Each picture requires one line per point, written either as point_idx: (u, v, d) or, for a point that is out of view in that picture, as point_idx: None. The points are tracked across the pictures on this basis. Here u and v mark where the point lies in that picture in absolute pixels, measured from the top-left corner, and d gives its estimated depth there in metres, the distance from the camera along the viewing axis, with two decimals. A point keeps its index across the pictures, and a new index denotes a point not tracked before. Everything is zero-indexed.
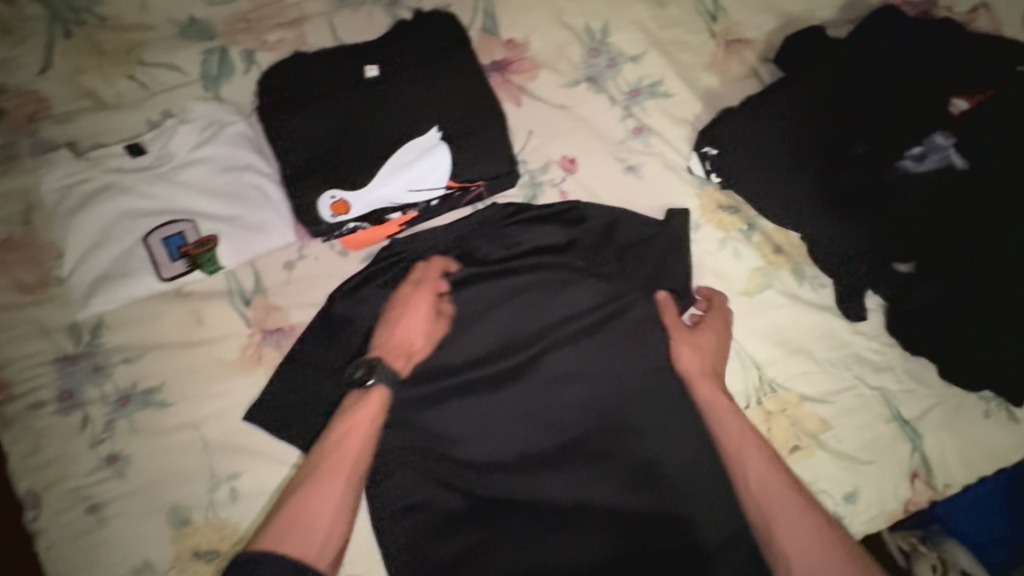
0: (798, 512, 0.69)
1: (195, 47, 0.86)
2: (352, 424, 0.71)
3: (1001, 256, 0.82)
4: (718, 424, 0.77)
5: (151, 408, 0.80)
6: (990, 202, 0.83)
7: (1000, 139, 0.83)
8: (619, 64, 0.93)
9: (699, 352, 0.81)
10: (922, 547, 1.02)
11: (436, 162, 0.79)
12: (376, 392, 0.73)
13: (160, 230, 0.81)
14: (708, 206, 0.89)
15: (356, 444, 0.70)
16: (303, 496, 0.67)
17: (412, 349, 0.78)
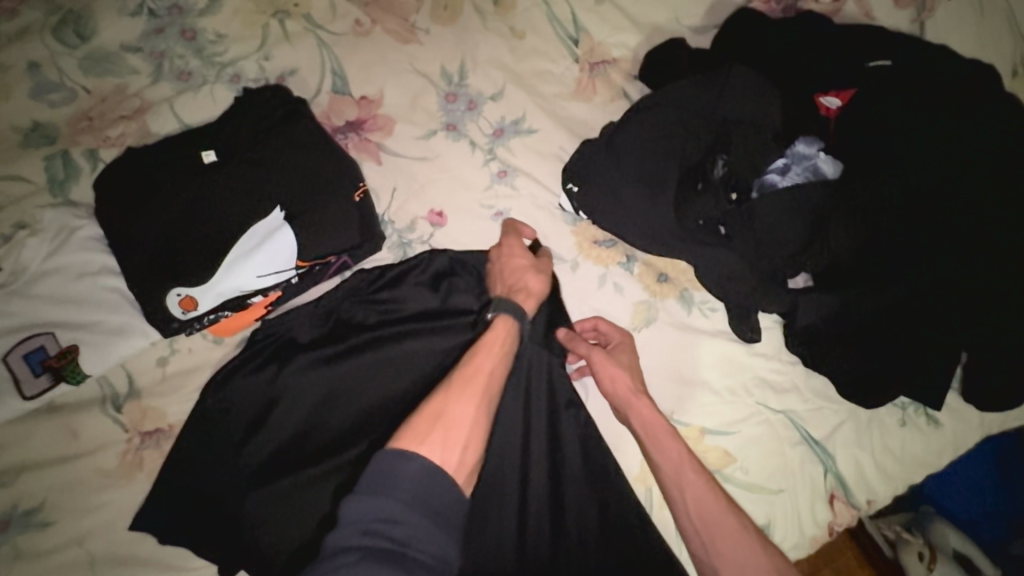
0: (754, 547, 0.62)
1: (39, 154, 0.85)
2: (486, 353, 0.66)
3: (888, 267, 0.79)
4: (656, 451, 0.71)
5: (32, 530, 0.78)
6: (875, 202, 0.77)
7: (867, 139, 0.80)
8: (479, 105, 0.90)
9: (622, 376, 0.76)
10: (907, 535, 1.00)
11: (282, 244, 0.77)
12: (502, 323, 0.70)
13: (19, 347, 0.79)
14: (584, 243, 0.86)
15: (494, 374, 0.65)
16: (446, 422, 0.57)
17: (532, 290, 0.77)
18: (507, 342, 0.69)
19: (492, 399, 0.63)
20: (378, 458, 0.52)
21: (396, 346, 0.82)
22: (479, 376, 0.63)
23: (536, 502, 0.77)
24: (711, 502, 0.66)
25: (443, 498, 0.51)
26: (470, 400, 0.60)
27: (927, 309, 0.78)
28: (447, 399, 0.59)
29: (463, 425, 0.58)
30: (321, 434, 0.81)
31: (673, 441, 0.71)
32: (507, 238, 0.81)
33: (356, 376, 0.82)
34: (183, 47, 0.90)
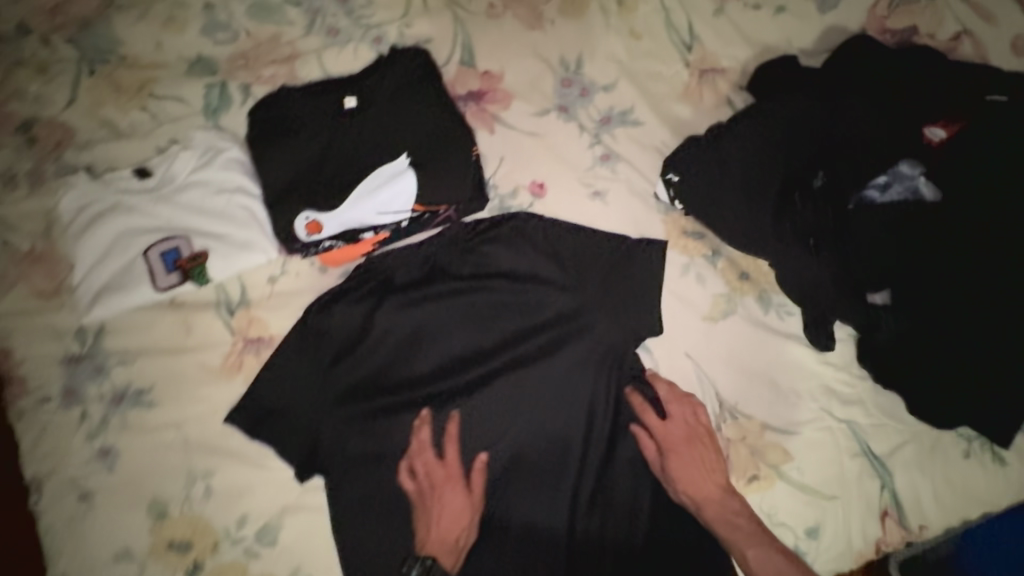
0: None
1: (199, 82, 0.96)
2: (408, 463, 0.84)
3: (981, 296, 0.80)
4: (742, 543, 0.77)
5: (142, 407, 0.87)
6: (962, 233, 0.81)
7: (968, 174, 0.83)
8: (591, 94, 0.97)
9: (711, 474, 0.81)
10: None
11: (402, 187, 0.85)
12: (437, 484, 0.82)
13: (159, 245, 0.90)
14: (673, 232, 0.91)
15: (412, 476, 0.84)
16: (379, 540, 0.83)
17: (457, 539, 0.81)
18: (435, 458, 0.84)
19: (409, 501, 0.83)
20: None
21: (484, 298, 0.90)
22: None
23: (591, 462, 0.84)
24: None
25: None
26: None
27: (1012, 342, 0.79)
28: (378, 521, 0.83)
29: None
30: (405, 369, 0.89)
31: (753, 534, 0.77)
32: (458, 476, 0.84)
33: (444, 320, 0.90)
34: (335, 7, 1.00)
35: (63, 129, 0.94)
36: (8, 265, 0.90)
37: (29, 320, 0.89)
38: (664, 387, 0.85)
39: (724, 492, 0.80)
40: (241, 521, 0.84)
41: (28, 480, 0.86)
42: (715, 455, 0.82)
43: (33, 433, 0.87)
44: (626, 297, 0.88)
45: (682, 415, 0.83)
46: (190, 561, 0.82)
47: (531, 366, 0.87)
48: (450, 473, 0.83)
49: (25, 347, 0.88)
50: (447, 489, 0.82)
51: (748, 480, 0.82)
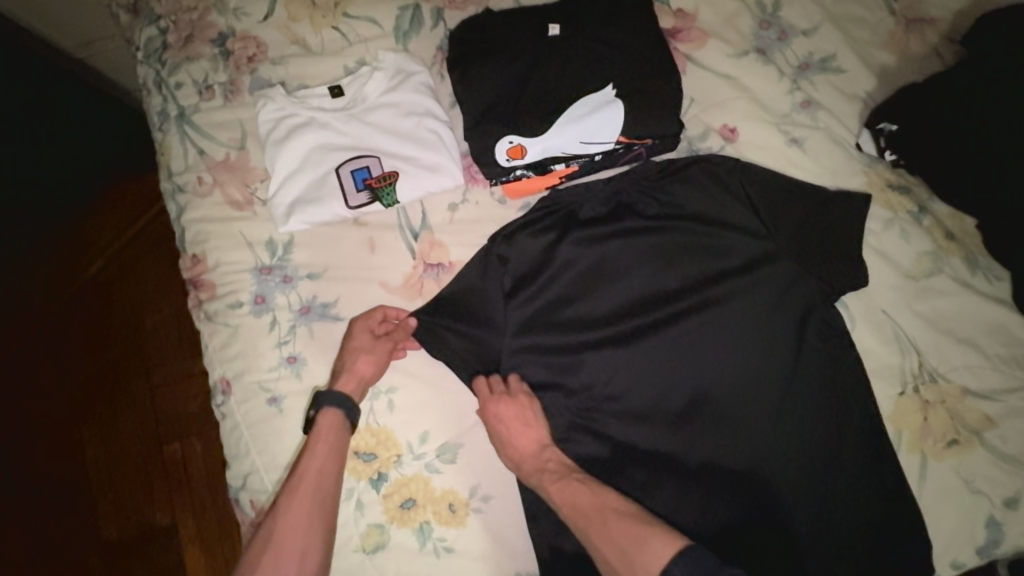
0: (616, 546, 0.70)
1: (393, 3, 0.96)
2: (310, 447, 0.78)
3: None
4: (563, 501, 0.77)
5: (327, 320, 0.90)
6: None
7: None
8: (790, 38, 0.93)
9: (528, 432, 0.82)
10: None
11: (610, 117, 0.84)
12: (325, 424, 0.79)
13: (350, 163, 0.91)
14: (876, 184, 0.87)
15: (315, 467, 0.77)
16: (279, 539, 0.71)
17: (325, 487, 0.76)
18: (332, 438, 0.79)
19: (320, 499, 0.75)
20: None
21: (674, 238, 0.88)
22: (305, 486, 0.75)
23: (773, 413, 0.82)
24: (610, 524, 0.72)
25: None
26: (299, 509, 0.74)
27: None
28: (284, 517, 0.73)
29: (297, 535, 0.72)
30: (580, 305, 0.87)
31: (575, 486, 0.78)
32: (321, 434, 0.79)
33: (626, 257, 0.88)
34: None
35: (256, 43, 0.96)
36: (203, 171, 0.93)
37: (223, 227, 0.92)
38: (493, 385, 0.83)
39: (540, 448, 0.82)
40: (422, 438, 0.85)
41: (217, 379, 0.90)
42: (530, 411, 0.83)
43: (223, 336, 0.90)
44: (825, 247, 0.85)
45: (527, 402, 0.83)
46: (373, 471, 0.84)
47: (708, 311, 0.85)
48: (321, 434, 0.79)
49: (218, 253, 0.92)
50: (317, 436, 0.79)
51: (946, 443, 0.80)
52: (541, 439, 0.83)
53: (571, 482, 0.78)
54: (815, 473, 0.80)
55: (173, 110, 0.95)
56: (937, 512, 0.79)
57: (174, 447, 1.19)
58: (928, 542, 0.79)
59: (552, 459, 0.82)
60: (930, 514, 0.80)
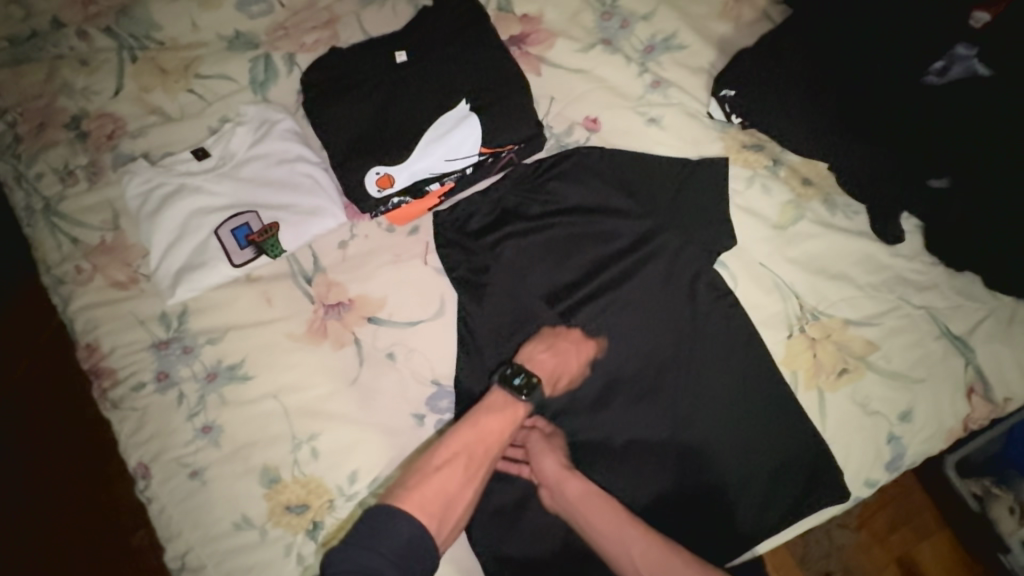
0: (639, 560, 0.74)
1: (244, 56, 0.95)
2: (494, 421, 0.80)
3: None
4: (599, 521, 0.77)
5: (236, 382, 0.88)
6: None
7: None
8: (632, 24, 0.97)
9: (549, 456, 0.82)
10: (997, 491, 1.06)
11: (468, 132, 0.86)
12: (519, 407, 0.81)
13: (229, 222, 0.90)
14: (731, 147, 0.92)
15: (493, 440, 0.79)
16: (439, 490, 0.74)
17: (487, 453, 0.79)
18: (509, 426, 0.80)
19: (484, 465, 0.78)
20: (367, 515, 0.70)
21: (561, 233, 0.90)
22: (486, 460, 0.79)
23: (683, 383, 0.85)
24: (664, 558, 0.73)
25: (421, 561, 0.69)
26: (471, 480, 0.77)
27: None
28: (451, 471, 0.76)
29: (460, 504, 0.75)
30: (482, 315, 0.90)
31: (621, 512, 0.77)
32: (500, 415, 0.80)
33: (519, 262, 0.90)
34: None
35: (113, 120, 0.94)
36: (81, 259, 0.91)
37: (111, 310, 0.90)
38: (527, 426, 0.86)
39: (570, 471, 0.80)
40: (352, 478, 0.86)
41: (135, 466, 0.88)
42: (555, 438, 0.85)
43: (133, 421, 0.88)
44: (697, 215, 0.89)
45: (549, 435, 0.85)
46: (309, 522, 0.84)
47: (605, 295, 0.89)
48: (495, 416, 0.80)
49: (110, 338, 0.90)
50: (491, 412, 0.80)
51: (837, 373, 0.85)
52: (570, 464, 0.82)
53: (592, 504, 0.78)
54: (731, 429, 0.84)
55: (38, 203, 0.92)
56: (843, 440, 0.84)
57: (141, 534, 1.11)
58: (840, 470, 0.84)
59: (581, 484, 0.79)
60: (837, 443, 0.85)
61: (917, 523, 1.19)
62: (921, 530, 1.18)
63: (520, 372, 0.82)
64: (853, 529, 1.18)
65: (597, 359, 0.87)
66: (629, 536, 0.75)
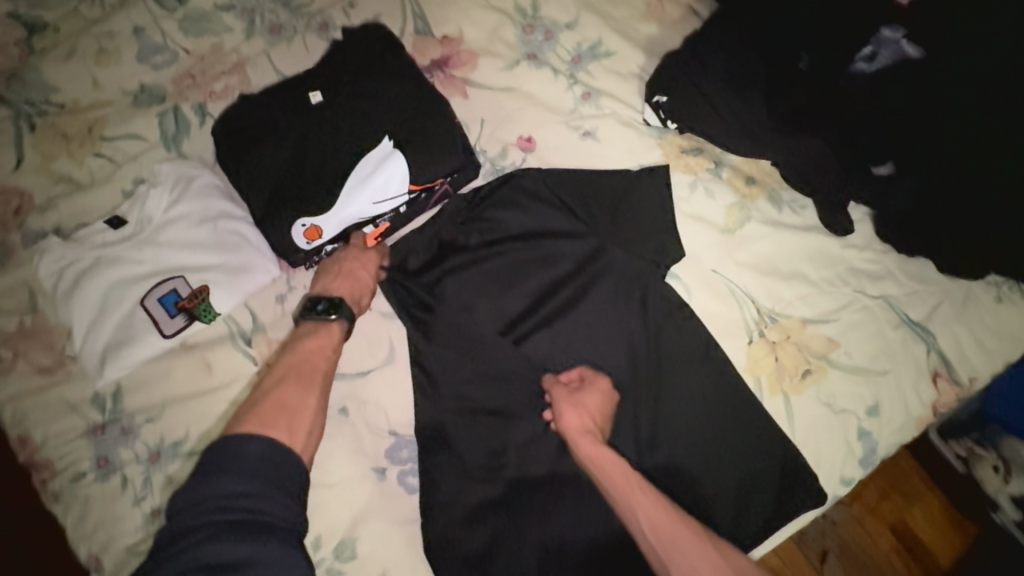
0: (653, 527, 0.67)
1: (150, 111, 0.90)
2: (316, 339, 0.76)
3: (976, 157, 0.78)
4: (611, 488, 0.71)
5: (182, 458, 0.83)
6: (964, 89, 0.78)
7: (962, 15, 0.78)
8: (556, 34, 0.94)
9: (574, 414, 0.77)
10: (980, 451, 1.05)
11: (393, 170, 0.81)
12: (335, 324, 0.77)
13: (154, 291, 0.85)
14: (671, 152, 0.89)
15: (318, 356, 0.75)
16: (279, 410, 0.68)
17: (321, 367, 0.75)
18: (334, 340, 0.77)
19: (323, 383, 0.74)
20: (211, 454, 0.62)
21: (506, 262, 0.87)
22: (316, 372, 0.74)
23: (647, 404, 0.83)
24: (675, 531, 0.66)
25: (287, 471, 0.64)
26: (309, 391, 0.71)
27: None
28: (286, 392, 0.70)
29: (306, 413, 0.69)
30: (435, 356, 0.85)
31: (631, 475, 0.71)
32: (318, 331, 0.77)
33: (466, 294, 0.87)
34: (273, 2, 0.94)
35: (17, 194, 0.88)
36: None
37: (39, 400, 0.84)
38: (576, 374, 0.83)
39: (591, 432, 0.75)
40: (316, 544, 0.79)
41: (85, 560, 0.81)
42: (598, 393, 0.79)
43: (77, 511, 0.82)
44: (641, 225, 0.86)
45: (596, 389, 0.80)
46: None
47: (560, 320, 0.86)
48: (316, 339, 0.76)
49: (41, 428, 0.84)
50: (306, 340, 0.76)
51: (801, 376, 0.83)
52: (598, 427, 0.77)
53: (612, 468, 0.72)
54: (700, 446, 0.82)
55: None
56: (813, 443, 0.82)
57: None
58: (814, 474, 0.81)
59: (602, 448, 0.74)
60: (808, 447, 0.82)
61: (907, 488, 1.18)
62: (911, 496, 1.18)
63: (320, 300, 0.78)
64: (846, 503, 1.16)
65: (382, 267, 0.86)
66: (642, 503, 0.69)
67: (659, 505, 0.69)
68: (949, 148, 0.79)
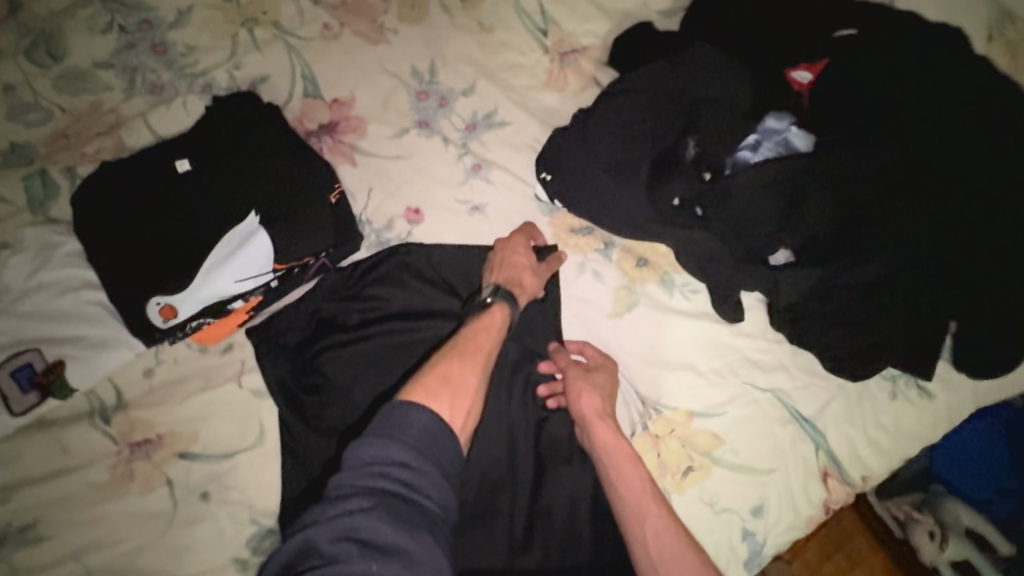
0: (671, 537, 0.63)
1: (17, 173, 0.86)
2: (482, 324, 0.70)
3: (859, 252, 0.77)
4: (622, 490, 0.68)
5: (27, 547, 0.74)
6: (852, 181, 0.78)
7: (838, 118, 0.82)
8: (451, 101, 0.91)
9: (589, 396, 0.75)
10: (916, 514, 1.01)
11: (257, 248, 0.79)
12: (498, 306, 0.73)
13: (6, 365, 0.78)
14: (560, 230, 0.86)
15: (485, 340, 0.69)
16: (444, 381, 0.62)
17: (487, 351, 0.68)
18: (500, 327, 0.72)
19: (486, 372, 0.67)
20: (389, 409, 0.56)
21: (384, 342, 0.81)
22: (481, 352, 0.67)
23: (523, 498, 0.76)
24: (682, 553, 0.62)
25: (446, 453, 0.55)
26: (472, 369, 0.64)
27: (899, 288, 0.77)
28: (453, 364, 0.64)
29: (468, 391, 0.62)
30: (308, 440, 0.78)
31: (648, 484, 0.68)
32: (488, 320, 0.71)
33: (342, 375, 0.80)
34: (155, 61, 0.91)
35: None
36: None
37: None
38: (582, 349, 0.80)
39: (608, 423, 0.73)
40: None
41: None
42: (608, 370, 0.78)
43: None
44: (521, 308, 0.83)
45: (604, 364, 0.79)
46: None
47: None
48: (482, 326, 0.70)
49: None
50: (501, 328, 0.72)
51: (683, 474, 0.78)
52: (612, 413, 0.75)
53: (629, 466, 0.69)
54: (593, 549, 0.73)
55: None
56: None
57: None
58: None
59: (622, 448, 0.71)
60: None
61: (850, 549, 1.09)
62: (851, 560, 1.08)
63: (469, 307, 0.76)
64: (786, 561, 1.07)
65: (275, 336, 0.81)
66: (650, 513, 0.66)
67: (670, 521, 0.65)
68: (832, 241, 0.79)
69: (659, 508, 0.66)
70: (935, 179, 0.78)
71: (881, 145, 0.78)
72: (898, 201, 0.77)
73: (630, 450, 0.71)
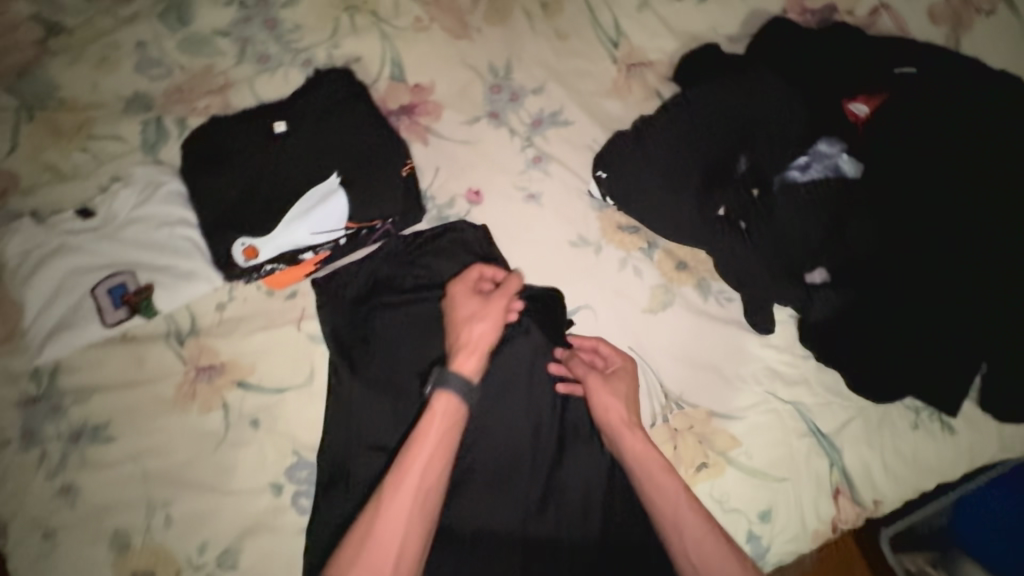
0: (710, 544, 0.68)
1: (136, 119, 0.98)
2: (420, 432, 0.70)
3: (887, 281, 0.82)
4: (657, 498, 0.72)
5: (99, 442, 0.84)
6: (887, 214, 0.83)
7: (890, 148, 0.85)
8: (521, 98, 0.98)
9: (612, 407, 0.79)
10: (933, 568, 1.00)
11: (333, 206, 0.88)
12: (442, 396, 0.73)
13: (105, 282, 0.90)
14: (607, 227, 0.92)
15: (420, 452, 0.69)
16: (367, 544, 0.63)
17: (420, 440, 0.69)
18: (445, 425, 0.71)
19: (426, 494, 0.67)
20: None
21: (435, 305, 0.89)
22: (416, 483, 0.67)
23: (542, 465, 0.80)
24: (722, 558, 0.67)
25: None
26: (399, 498, 0.65)
27: (928, 320, 0.80)
28: (375, 518, 0.65)
29: (387, 554, 0.62)
30: (353, 385, 0.86)
31: (684, 495, 0.71)
32: (427, 428, 0.71)
33: (392, 330, 0.88)
34: (266, 34, 1.02)
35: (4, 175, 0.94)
36: None
37: None
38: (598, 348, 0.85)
39: (638, 436, 0.76)
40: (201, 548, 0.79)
41: None
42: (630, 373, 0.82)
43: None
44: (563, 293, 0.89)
45: (624, 372, 0.82)
46: None
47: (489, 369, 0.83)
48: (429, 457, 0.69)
49: None
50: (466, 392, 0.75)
51: (696, 468, 0.81)
52: (633, 420, 0.79)
53: (662, 475, 0.73)
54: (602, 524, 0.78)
55: None
56: None
57: None
58: None
59: (653, 457, 0.74)
60: None
61: None
62: None
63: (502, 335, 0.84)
64: None
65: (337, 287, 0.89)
66: (688, 521, 0.70)
67: (707, 530, 0.69)
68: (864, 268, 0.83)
69: (694, 515, 0.70)
70: (977, 221, 0.81)
71: (920, 183, 0.83)
72: (931, 237, 0.81)
73: (662, 459, 0.74)
